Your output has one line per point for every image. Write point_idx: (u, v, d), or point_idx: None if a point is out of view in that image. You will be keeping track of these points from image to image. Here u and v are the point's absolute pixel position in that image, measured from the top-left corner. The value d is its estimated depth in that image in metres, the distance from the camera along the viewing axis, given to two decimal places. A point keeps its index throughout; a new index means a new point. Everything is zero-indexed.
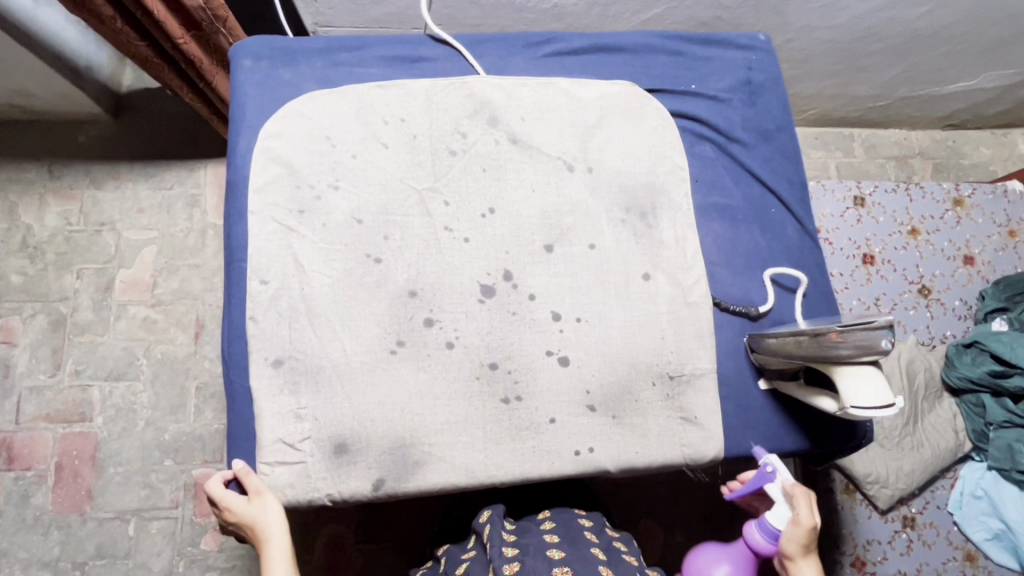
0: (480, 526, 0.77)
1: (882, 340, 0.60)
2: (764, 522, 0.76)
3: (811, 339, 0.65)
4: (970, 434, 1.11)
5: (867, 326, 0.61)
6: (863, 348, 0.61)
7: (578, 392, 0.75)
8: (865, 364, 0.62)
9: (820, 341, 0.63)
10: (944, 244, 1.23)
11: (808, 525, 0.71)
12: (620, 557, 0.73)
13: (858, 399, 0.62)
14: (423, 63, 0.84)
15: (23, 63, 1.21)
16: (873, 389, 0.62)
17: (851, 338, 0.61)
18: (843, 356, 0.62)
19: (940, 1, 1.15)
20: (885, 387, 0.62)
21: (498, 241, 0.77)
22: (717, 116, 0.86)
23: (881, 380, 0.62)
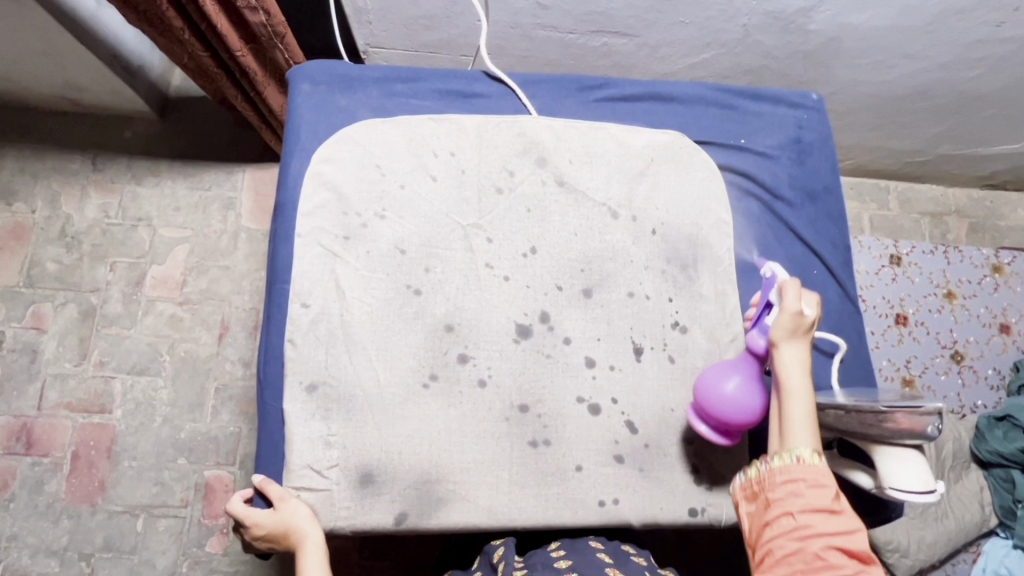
0: (493, 549, 0.75)
1: (929, 424, 0.59)
2: (762, 323, 0.70)
3: (854, 416, 0.63)
4: (997, 510, 1.08)
5: (915, 409, 0.60)
6: (909, 429, 0.60)
7: (606, 441, 0.74)
8: (906, 448, 0.61)
9: (864, 418, 0.62)
10: (980, 310, 1.21)
11: (792, 308, 0.63)
12: (626, 556, 0.71)
13: (899, 481, 0.61)
14: (476, 99, 0.85)
15: (81, 60, 1.24)
16: (915, 473, 0.60)
17: (897, 418, 0.60)
18: (885, 435, 0.61)
19: (990, 66, 1.14)
20: (927, 472, 0.61)
21: (539, 281, 0.78)
22: (764, 173, 0.86)
23: (923, 465, 0.61)
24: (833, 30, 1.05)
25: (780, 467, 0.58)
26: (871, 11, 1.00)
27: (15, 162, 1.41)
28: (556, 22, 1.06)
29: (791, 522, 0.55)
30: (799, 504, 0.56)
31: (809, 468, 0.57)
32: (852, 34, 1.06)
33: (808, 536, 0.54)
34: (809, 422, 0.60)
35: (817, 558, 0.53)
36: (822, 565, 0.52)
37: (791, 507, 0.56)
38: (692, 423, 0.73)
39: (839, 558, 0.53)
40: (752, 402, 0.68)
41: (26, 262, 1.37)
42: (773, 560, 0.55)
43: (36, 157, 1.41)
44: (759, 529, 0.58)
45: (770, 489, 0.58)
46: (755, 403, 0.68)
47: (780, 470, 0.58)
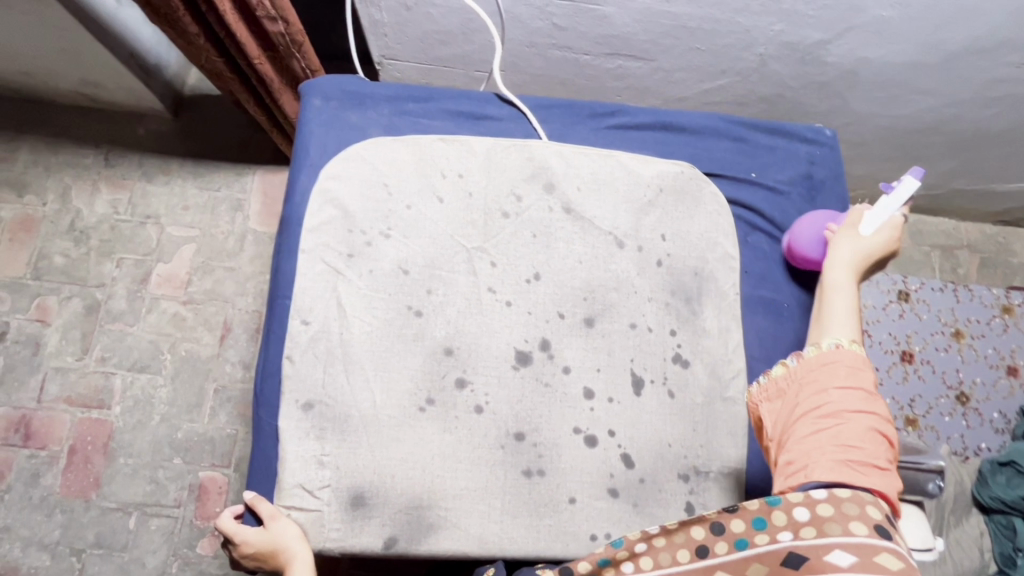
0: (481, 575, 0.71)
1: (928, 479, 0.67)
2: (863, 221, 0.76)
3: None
4: (996, 557, 1.06)
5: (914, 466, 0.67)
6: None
7: (601, 474, 0.73)
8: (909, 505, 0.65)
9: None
10: (988, 352, 1.20)
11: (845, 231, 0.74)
12: None
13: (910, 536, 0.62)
14: (487, 121, 0.86)
15: (98, 58, 1.25)
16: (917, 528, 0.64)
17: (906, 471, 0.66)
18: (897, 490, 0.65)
19: (1007, 105, 1.13)
20: (925, 528, 0.65)
21: (541, 308, 0.77)
22: (773, 209, 0.86)
23: (921, 521, 0.65)
24: (850, 63, 1.05)
25: (816, 357, 0.63)
26: (890, 46, 0.99)
27: (28, 154, 1.42)
28: (572, 43, 1.06)
29: (822, 405, 0.59)
30: (833, 391, 0.60)
31: (845, 359, 0.62)
32: (870, 68, 1.05)
33: (838, 420, 0.58)
34: (847, 319, 0.67)
35: (846, 443, 0.57)
36: (850, 448, 0.56)
37: (825, 391, 0.60)
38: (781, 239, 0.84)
39: (866, 445, 0.57)
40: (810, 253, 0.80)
41: (34, 254, 1.38)
42: (800, 442, 0.58)
43: (49, 150, 1.42)
44: (787, 416, 0.62)
45: (804, 379, 0.62)
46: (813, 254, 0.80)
47: (814, 360, 0.63)
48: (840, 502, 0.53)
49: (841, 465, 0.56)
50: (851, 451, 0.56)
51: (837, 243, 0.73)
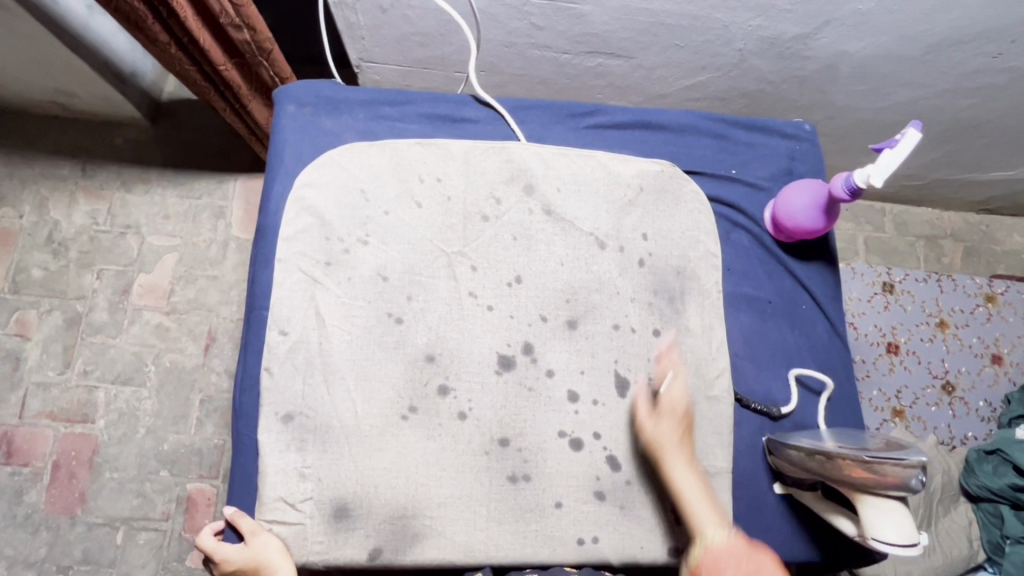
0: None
1: (911, 476, 0.60)
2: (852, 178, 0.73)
3: (836, 463, 0.64)
4: (984, 545, 1.07)
5: (899, 463, 0.60)
6: (892, 481, 0.60)
7: (588, 477, 0.73)
8: (889, 499, 0.61)
9: (849, 469, 0.62)
10: (972, 341, 1.20)
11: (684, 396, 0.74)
12: None
13: (882, 533, 0.61)
14: (464, 123, 0.85)
15: (71, 67, 1.23)
16: (898, 526, 0.61)
17: (881, 468, 0.60)
18: (869, 486, 0.61)
19: (987, 96, 1.13)
20: (909, 524, 0.61)
21: (523, 312, 0.76)
22: (754, 205, 0.86)
23: (905, 514, 0.61)
24: (829, 57, 1.04)
25: (708, 560, 0.65)
26: (869, 39, 0.99)
27: (3, 166, 1.39)
28: (551, 42, 1.05)
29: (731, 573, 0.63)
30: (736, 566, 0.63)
31: (729, 543, 0.66)
32: (850, 61, 1.05)
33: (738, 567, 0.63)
34: (704, 497, 0.70)
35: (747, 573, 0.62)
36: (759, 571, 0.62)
37: (724, 572, 0.63)
38: (766, 212, 0.85)
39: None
40: (813, 225, 0.80)
41: (12, 267, 1.35)
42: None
43: (25, 161, 1.40)
44: None
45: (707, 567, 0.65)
46: (814, 225, 0.80)
47: (710, 559, 0.65)
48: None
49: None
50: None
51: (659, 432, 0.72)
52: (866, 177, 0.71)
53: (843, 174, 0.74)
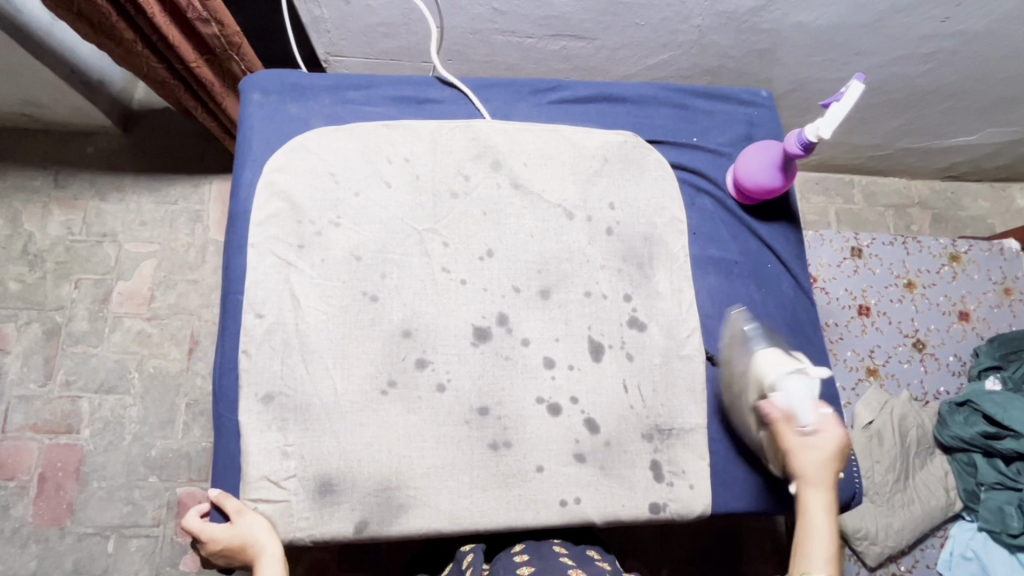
0: (462, 555, 0.76)
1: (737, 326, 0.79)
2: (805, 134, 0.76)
3: (733, 382, 0.77)
4: (961, 494, 1.11)
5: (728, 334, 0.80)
6: (738, 342, 0.78)
7: (567, 440, 0.75)
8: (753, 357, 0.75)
9: (732, 375, 0.77)
10: (940, 299, 1.23)
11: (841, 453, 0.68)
12: (591, 561, 0.72)
13: (773, 372, 0.71)
14: (429, 104, 0.87)
15: (36, 76, 1.22)
16: (771, 361, 0.72)
17: (737, 352, 0.77)
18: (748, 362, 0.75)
19: (939, 61, 1.16)
20: (776, 352, 0.73)
21: (496, 284, 0.78)
22: (716, 170, 0.89)
23: (768, 351, 0.74)
24: (785, 29, 1.07)
25: None
26: (820, 9, 1.02)
27: None
28: (514, 27, 1.07)
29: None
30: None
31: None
32: (805, 32, 1.08)
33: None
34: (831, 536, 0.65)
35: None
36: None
37: None
38: (727, 176, 0.88)
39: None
40: (772, 183, 0.82)
41: None
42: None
43: None
44: None
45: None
46: (772, 187, 0.83)
47: None
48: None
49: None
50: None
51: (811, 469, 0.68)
52: (816, 132, 0.74)
53: (795, 132, 0.77)
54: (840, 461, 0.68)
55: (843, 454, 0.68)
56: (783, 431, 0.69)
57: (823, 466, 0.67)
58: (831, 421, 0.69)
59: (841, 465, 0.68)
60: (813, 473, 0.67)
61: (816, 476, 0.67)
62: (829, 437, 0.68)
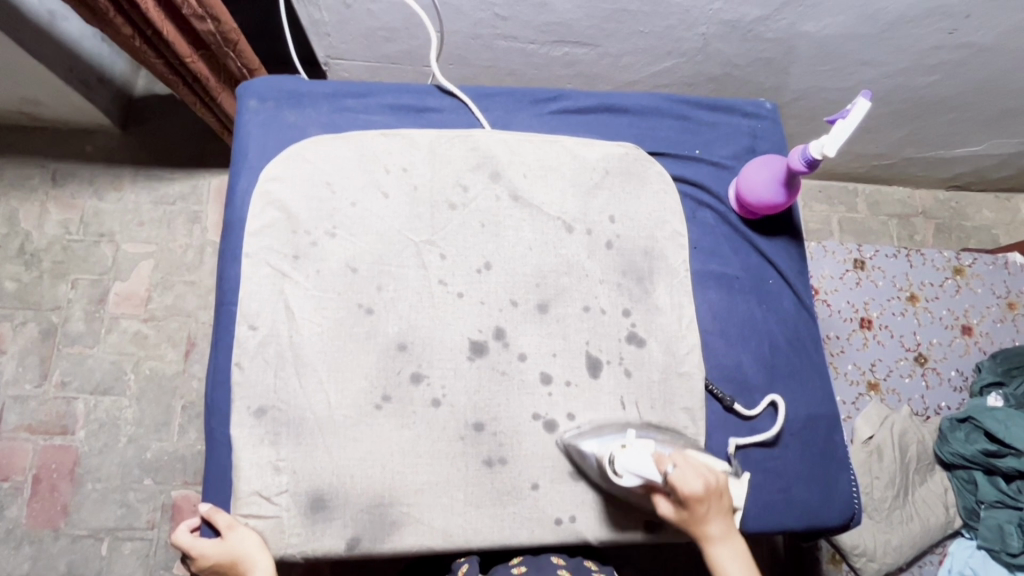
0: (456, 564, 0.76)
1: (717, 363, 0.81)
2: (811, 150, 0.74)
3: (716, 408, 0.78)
4: (961, 511, 1.10)
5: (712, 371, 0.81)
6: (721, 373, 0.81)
7: (562, 457, 0.74)
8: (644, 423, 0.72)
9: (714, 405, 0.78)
10: (943, 313, 1.22)
11: (710, 490, 0.64)
12: None
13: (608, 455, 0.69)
14: (429, 113, 0.85)
15: (33, 74, 1.21)
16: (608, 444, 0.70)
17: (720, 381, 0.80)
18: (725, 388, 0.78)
19: (946, 72, 1.14)
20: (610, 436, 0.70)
21: (493, 298, 0.77)
22: (719, 183, 0.88)
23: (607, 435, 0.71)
24: (791, 38, 1.06)
25: None
26: (826, 19, 1.01)
27: None
28: (517, 33, 1.05)
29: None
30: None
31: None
32: (811, 42, 1.06)
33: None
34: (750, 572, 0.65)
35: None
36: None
37: None
38: (729, 189, 0.87)
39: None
40: (773, 198, 0.81)
41: None
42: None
43: None
44: None
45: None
46: (775, 202, 0.82)
47: None
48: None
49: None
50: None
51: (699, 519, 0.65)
52: (821, 149, 0.72)
53: (799, 149, 0.76)
54: (717, 499, 0.65)
55: (717, 495, 0.65)
56: (658, 498, 0.66)
57: (706, 519, 0.65)
58: (683, 476, 0.63)
59: (721, 506, 0.66)
60: (700, 532, 0.65)
61: (705, 531, 0.65)
62: (692, 493, 0.63)
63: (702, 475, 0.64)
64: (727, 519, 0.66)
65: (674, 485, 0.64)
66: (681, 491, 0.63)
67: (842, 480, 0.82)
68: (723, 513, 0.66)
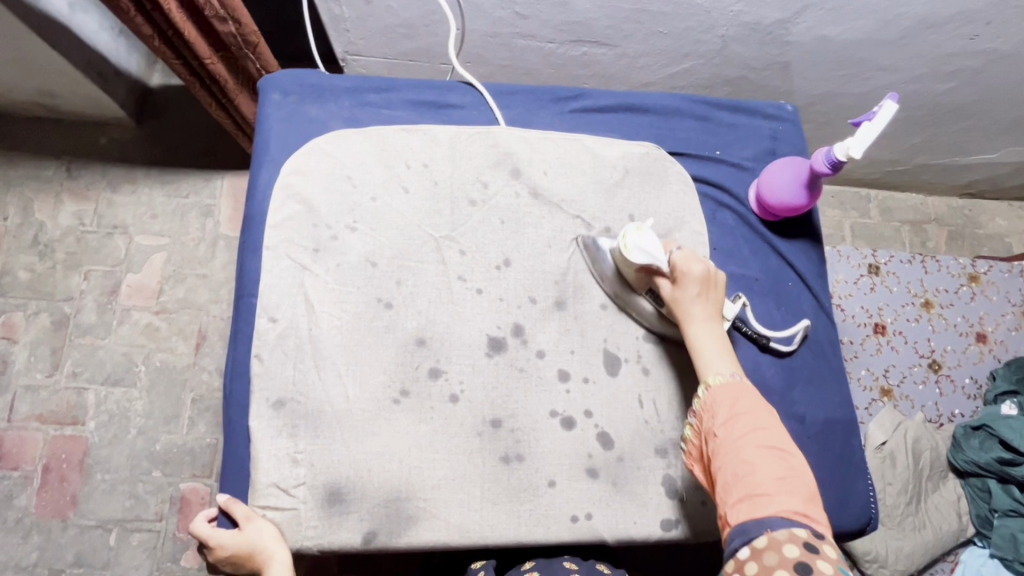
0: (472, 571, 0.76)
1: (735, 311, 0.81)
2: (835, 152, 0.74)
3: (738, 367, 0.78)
4: (974, 519, 1.10)
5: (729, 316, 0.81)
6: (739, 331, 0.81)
7: (580, 455, 0.73)
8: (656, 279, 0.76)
9: None
10: (958, 319, 1.21)
11: (708, 274, 0.71)
12: None
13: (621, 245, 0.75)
14: (450, 109, 0.86)
15: (51, 66, 1.21)
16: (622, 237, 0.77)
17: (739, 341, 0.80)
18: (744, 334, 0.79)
19: (965, 79, 1.14)
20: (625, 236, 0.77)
21: (511, 295, 0.77)
22: (738, 185, 0.87)
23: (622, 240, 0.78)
24: (810, 41, 1.05)
25: (722, 393, 0.65)
26: (847, 23, 1.00)
27: None
28: (535, 32, 1.05)
29: (726, 414, 0.64)
30: (733, 407, 0.64)
31: (730, 386, 0.66)
32: (831, 46, 1.06)
33: (748, 405, 0.64)
34: (722, 351, 0.69)
35: (759, 433, 0.62)
36: (772, 430, 0.62)
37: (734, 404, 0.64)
38: (750, 191, 0.87)
39: (783, 463, 0.60)
40: (795, 201, 0.81)
41: None
42: (719, 471, 0.61)
43: (8, 164, 1.38)
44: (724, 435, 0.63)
45: (707, 410, 0.66)
46: (795, 206, 0.82)
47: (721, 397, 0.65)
48: (761, 554, 0.55)
49: (749, 500, 0.58)
50: (764, 439, 0.61)
51: (688, 297, 0.71)
52: (846, 150, 0.72)
53: (823, 150, 0.76)
54: (711, 288, 0.71)
55: (711, 283, 0.71)
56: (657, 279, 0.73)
57: (694, 298, 0.71)
58: (685, 258, 0.71)
59: (712, 295, 0.71)
60: (684, 310, 0.71)
61: (689, 309, 0.71)
62: (688, 272, 0.71)
63: (705, 263, 0.72)
64: (715, 311, 0.72)
65: (677, 264, 0.72)
66: (680, 270, 0.71)
67: (859, 485, 0.82)
68: (712, 302, 0.71)
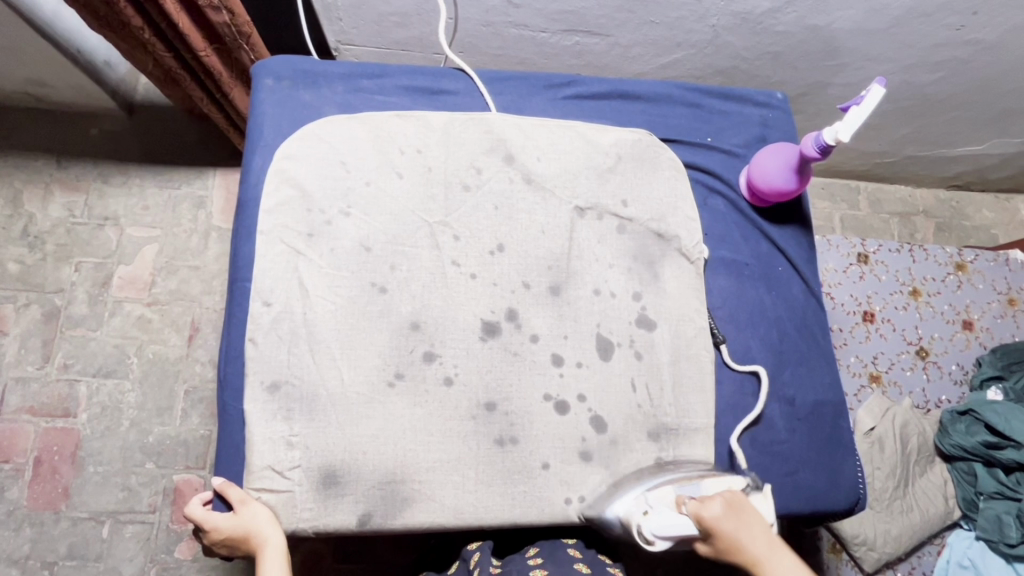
0: (469, 553, 0.77)
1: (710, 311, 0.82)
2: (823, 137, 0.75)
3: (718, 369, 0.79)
4: (960, 502, 1.12)
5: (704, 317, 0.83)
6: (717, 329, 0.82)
7: (573, 438, 0.74)
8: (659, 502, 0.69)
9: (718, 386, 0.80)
10: (945, 307, 1.23)
11: (732, 509, 0.62)
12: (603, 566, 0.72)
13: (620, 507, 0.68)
14: (443, 95, 0.86)
15: (41, 56, 1.20)
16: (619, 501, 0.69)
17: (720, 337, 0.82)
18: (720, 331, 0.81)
19: (952, 69, 1.15)
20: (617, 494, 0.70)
21: (505, 280, 0.77)
22: (729, 171, 0.89)
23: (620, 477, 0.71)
24: (801, 31, 1.06)
25: None
26: (836, 13, 1.01)
27: None
28: (528, 21, 1.06)
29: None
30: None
31: None
32: (821, 36, 1.07)
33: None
34: None
35: None
36: None
37: None
38: (740, 178, 0.88)
39: None
40: (785, 185, 0.83)
41: None
42: None
43: None
44: None
45: None
46: (785, 192, 0.84)
47: None
48: None
49: None
50: None
51: (739, 545, 0.61)
52: (834, 135, 0.73)
53: (812, 135, 0.77)
54: (747, 516, 0.62)
55: (740, 511, 0.62)
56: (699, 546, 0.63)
57: (741, 538, 0.61)
58: (698, 508, 0.62)
59: (753, 524, 0.62)
60: (748, 563, 0.61)
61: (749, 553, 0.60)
62: (714, 518, 0.61)
63: (718, 495, 0.63)
64: (772, 537, 0.62)
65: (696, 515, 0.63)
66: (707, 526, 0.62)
67: (848, 465, 0.83)
68: (760, 534, 0.61)
